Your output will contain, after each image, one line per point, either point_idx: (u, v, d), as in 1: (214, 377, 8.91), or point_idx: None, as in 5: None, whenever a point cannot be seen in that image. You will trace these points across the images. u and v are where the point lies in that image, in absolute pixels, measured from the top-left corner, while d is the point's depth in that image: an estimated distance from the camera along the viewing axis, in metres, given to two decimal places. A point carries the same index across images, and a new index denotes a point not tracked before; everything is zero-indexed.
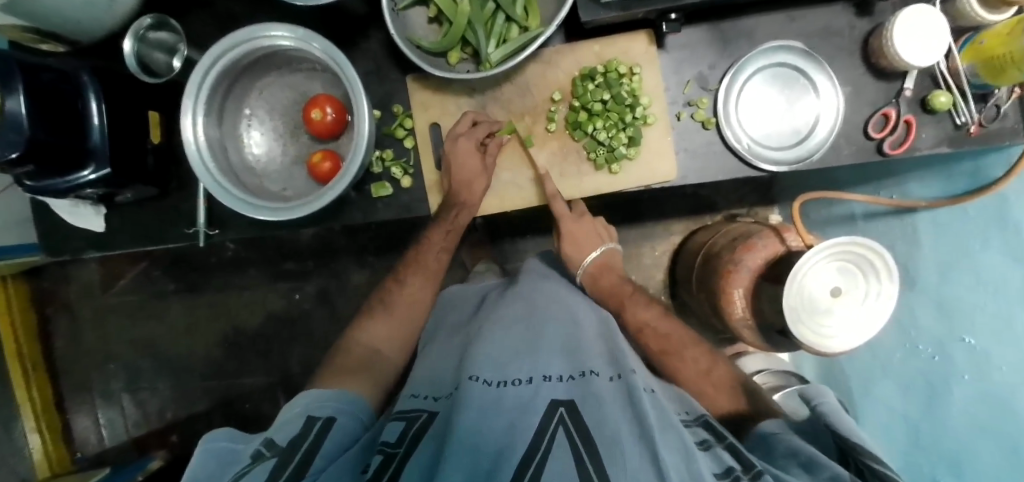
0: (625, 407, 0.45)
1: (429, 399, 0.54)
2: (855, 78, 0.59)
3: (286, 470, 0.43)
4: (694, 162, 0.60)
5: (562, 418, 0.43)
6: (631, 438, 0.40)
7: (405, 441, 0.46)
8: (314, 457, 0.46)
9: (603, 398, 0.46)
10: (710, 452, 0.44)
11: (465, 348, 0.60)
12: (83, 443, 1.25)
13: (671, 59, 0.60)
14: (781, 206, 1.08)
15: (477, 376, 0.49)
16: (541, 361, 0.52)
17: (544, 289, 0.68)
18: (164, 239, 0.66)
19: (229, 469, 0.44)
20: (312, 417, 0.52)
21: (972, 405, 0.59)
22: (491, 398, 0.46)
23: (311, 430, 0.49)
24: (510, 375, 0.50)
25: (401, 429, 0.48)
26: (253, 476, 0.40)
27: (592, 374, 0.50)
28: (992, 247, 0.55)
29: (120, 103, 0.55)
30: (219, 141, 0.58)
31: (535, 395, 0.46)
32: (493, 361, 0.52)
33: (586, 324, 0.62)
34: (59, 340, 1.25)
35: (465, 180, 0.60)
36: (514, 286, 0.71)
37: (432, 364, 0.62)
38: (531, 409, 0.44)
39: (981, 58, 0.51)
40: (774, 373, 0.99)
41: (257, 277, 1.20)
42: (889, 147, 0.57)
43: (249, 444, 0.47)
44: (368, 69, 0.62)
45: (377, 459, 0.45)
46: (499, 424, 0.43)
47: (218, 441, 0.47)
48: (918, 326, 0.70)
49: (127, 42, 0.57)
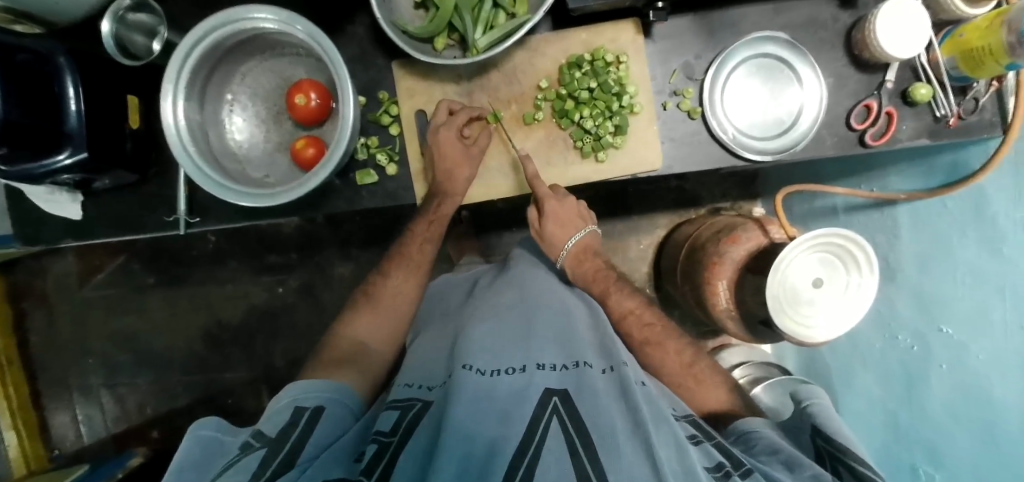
0: (620, 402, 0.44)
1: (423, 388, 0.53)
2: (837, 70, 0.59)
3: (274, 461, 0.42)
4: (679, 151, 0.61)
5: (556, 408, 0.42)
6: (625, 433, 0.40)
7: (400, 430, 0.45)
8: (304, 444, 0.45)
9: (597, 391, 0.45)
10: (700, 446, 0.44)
11: (456, 338, 0.59)
12: (60, 439, 1.22)
13: (658, 48, 0.60)
14: (765, 200, 1.09)
15: (471, 365, 0.48)
16: (534, 350, 0.51)
17: (535, 279, 0.67)
18: (145, 226, 0.65)
19: (218, 460, 0.43)
20: (300, 407, 0.51)
21: (950, 393, 0.60)
22: (485, 388, 0.45)
23: (301, 420, 0.49)
24: (504, 365, 0.49)
25: (396, 417, 0.47)
26: (240, 469, 0.40)
27: (586, 365, 0.49)
28: (969, 240, 0.56)
29: (99, 87, 0.54)
30: (201, 126, 0.57)
31: (530, 384, 0.46)
32: (487, 350, 0.51)
33: (578, 318, 0.61)
34: (35, 335, 1.21)
35: (448, 169, 0.60)
36: (509, 272, 0.70)
37: (422, 355, 0.61)
38: (525, 399, 0.44)
39: (960, 51, 0.52)
40: (756, 365, 1.00)
41: (240, 269, 1.18)
42: (871, 138, 0.58)
43: (237, 437, 0.46)
44: (353, 55, 0.62)
45: (372, 448, 0.43)
46: (493, 415, 0.42)
47: (205, 431, 0.46)
48: (897, 316, 0.70)
49: (105, 23, 0.55)
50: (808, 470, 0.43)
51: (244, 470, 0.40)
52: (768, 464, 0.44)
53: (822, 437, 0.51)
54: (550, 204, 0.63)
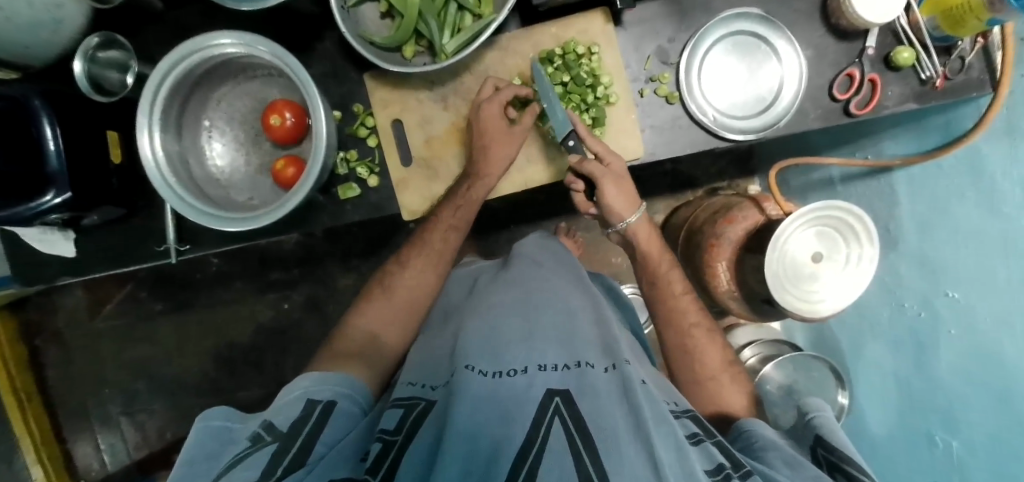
0: (623, 402, 0.41)
1: (426, 386, 0.49)
2: (816, 41, 0.58)
3: (285, 457, 0.40)
4: (661, 138, 0.60)
5: (558, 408, 0.39)
6: (627, 435, 0.37)
7: (404, 429, 0.42)
8: (314, 443, 0.43)
9: (601, 392, 0.41)
10: (700, 447, 0.42)
11: (456, 334, 0.55)
12: (86, 469, 1.24)
13: (630, 35, 0.59)
14: (761, 176, 1.07)
15: (473, 365, 0.45)
16: (536, 348, 0.47)
17: (536, 276, 0.62)
18: (137, 258, 0.65)
19: (226, 450, 0.42)
20: (312, 400, 0.49)
21: (960, 357, 0.60)
22: (487, 389, 0.41)
23: (312, 415, 0.47)
24: (507, 365, 0.45)
25: (400, 416, 0.44)
26: (251, 464, 0.38)
27: (588, 364, 0.45)
28: (969, 204, 0.55)
29: (78, 125, 0.54)
30: (180, 155, 0.57)
31: (531, 385, 0.42)
32: (488, 349, 0.47)
33: (580, 309, 0.57)
34: (51, 370, 1.23)
35: (486, 144, 0.59)
36: (508, 271, 0.66)
37: (424, 355, 0.57)
38: (525, 399, 0.40)
39: (941, 11, 0.51)
40: (765, 343, 0.97)
41: (244, 289, 1.20)
42: (855, 107, 0.57)
43: (247, 425, 0.45)
44: (325, 71, 0.62)
45: (376, 447, 0.40)
46: (494, 413, 0.39)
47: (213, 421, 0.45)
48: (901, 285, 0.69)
49: (77, 62, 0.56)
50: (809, 470, 0.42)
51: (252, 469, 0.38)
52: (771, 466, 0.43)
53: (822, 446, 0.49)
54: (608, 158, 0.58)
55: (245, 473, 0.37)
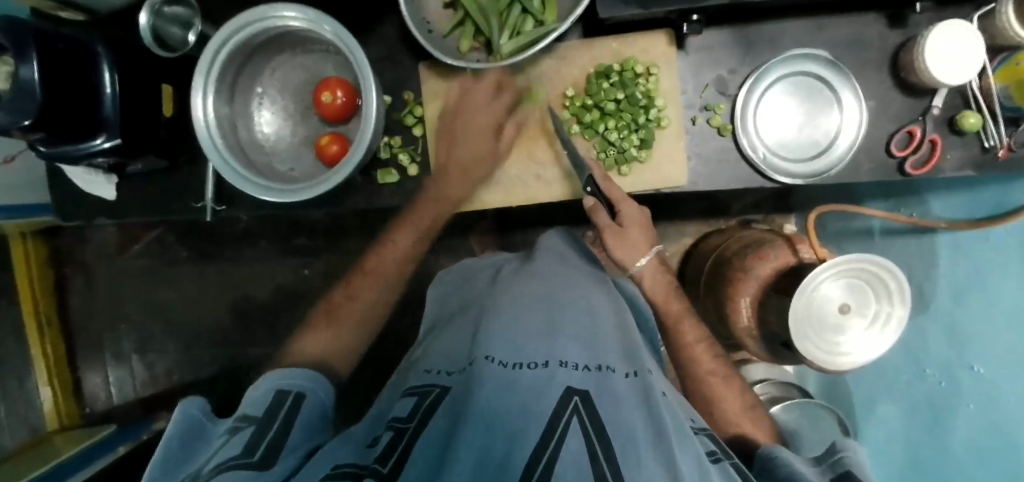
0: (642, 410, 0.41)
1: (444, 373, 0.49)
2: (881, 92, 0.56)
3: (269, 431, 0.42)
4: (706, 168, 0.59)
5: (577, 407, 0.38)
6: (647, 443, 0.37)
7: (417, 416, 0.42)
8: (292, 424, 0.44)
9: (620, 398, 0.41)
10: (719, 465, 0.41)
11: (478, 324, 0.55)
12: (92, 398, 1.28)
13: (691, 61, 0.58)
14: (799, 215, 1.05)
15: (492, 357, 0.44)
16: (558, 346, 0.46)
17: (558, 272, 0.62)
18: (173, 211, 0.67)
19: (202, 441, 0.42)
20: (282, 391, 0.50)
21: (978, 432, 0.59)
22: (506, 380, 0.40)
23: (283, 402, 0.48)
24: (527, 358, 0.44)
25: (414, 403, 0.44)
26: (230, 448, 0.39)
27: (609, 369, 0.45)
28: (1013, 281, 0.54)
29: (134, 75, 0.55)
30: (229, 118, 0.58)
31: (552, 379, 0.41)
32: (509, 341, 0.47)
33: (602, 312, 0.56)
34: (74, 299, 1.27)
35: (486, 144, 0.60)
36: (532, 265, 0.65)
37: (445, 342, 0.57)
38: (545, 393, 0.39)
39: (1017, 80, 0.49)
40: (777, 383, 0.94)
41: (268, 249, 1.22)
42: (911, 166, 0.55)
43: (221, 422, 0.45)
44: (381, 55, 0.62)
45: (388, 436, 0.40)
46: (513, 403, 0.38)
47: (192, 410, 0.44)
48: (926, 349, 0.68)
49: (143, 15, 0.57)
50: None
51: (235, 446, 0.39)
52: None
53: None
54: (624, 207, 0.58)
55: (228, 451, 0.38)
